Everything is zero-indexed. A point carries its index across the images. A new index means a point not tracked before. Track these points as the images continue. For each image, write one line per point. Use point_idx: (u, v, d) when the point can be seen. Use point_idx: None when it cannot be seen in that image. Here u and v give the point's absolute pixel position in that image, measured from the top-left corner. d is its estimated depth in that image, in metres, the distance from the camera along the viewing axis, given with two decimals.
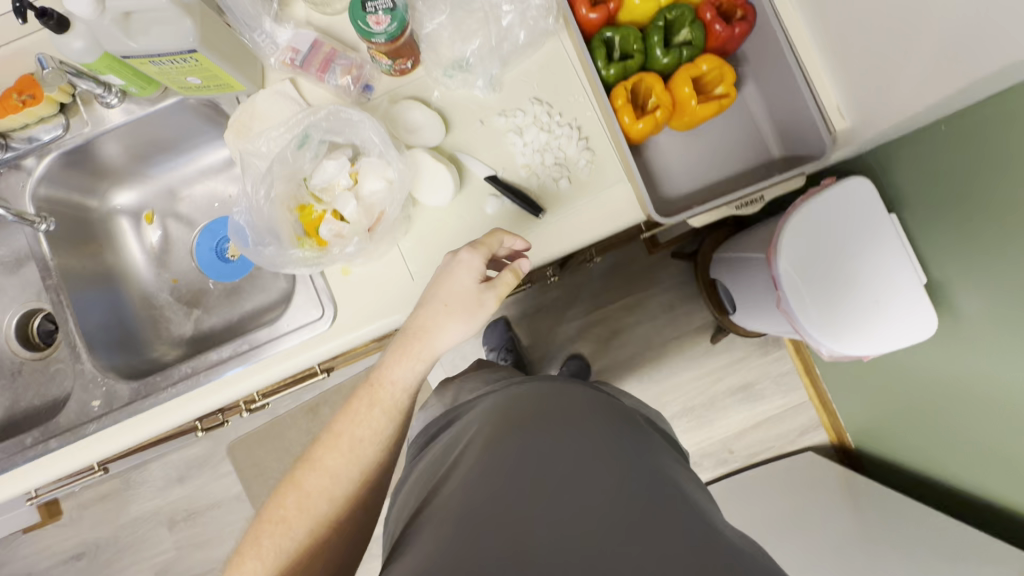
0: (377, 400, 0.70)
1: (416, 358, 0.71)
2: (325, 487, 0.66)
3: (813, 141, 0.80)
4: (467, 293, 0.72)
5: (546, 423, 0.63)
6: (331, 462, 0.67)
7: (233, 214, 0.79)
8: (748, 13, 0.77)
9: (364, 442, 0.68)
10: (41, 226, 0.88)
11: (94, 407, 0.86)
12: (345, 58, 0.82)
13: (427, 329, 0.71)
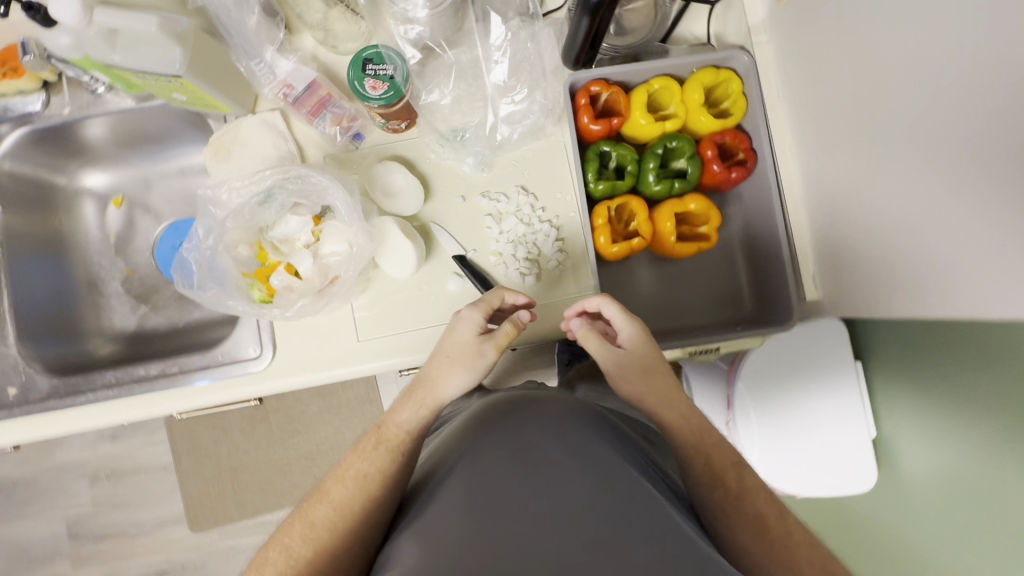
0: (379, 437, 0.65)
1: (423, 404, 0.68)
2: (319, 529, 0.59)
3: (783, 304, 0.77)
4: (471, 348, 0.68)
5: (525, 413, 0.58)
6: (325, 500, 0.61)
7: (182, 251, 0.78)
8: (750, 159, 0.77)
9: (358, 480, 0.61)
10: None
11: (8, 395, 0.83)
12: (339, 107, 0.80)
13: (435, 379, 0.68)
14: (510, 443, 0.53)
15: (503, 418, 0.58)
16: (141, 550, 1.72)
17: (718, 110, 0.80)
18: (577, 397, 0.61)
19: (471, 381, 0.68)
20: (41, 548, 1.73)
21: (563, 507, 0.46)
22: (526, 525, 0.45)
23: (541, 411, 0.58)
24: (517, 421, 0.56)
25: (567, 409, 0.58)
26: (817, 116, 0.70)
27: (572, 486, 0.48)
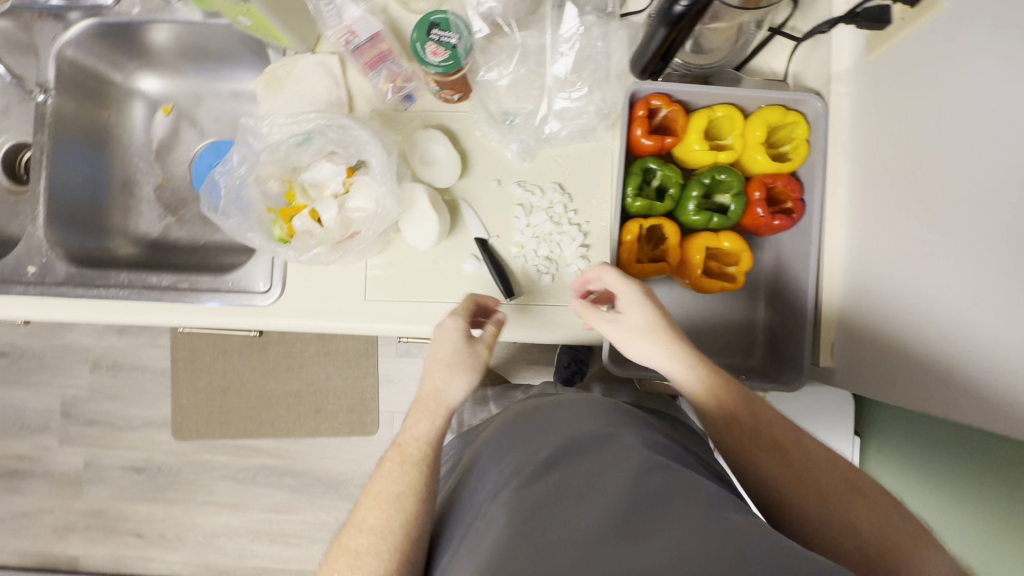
0: (399, 450, 0.64)
1: (433, 412, 0.67)
2: (358, 560, 0.57)
3: (796, 364, 0.75)
4: (458, 354, 0.69)
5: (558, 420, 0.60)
6: (360, 529, 0.59)
7: (215, 173, 0.80)
8: (796, 210, 0.75)
9: (387, 499, 0.60)
10: (37, 95, 0.88)
11: (28, 273, 0.86)
12: (397, 65, 0.79)
13: (443, 388, 0.67)
14: (543, 444, 0.57)
15: (536, 426, 0.61)
16: (122, 444, 1.78)
17: (777, 151, 0.77)
18: (603, 402, 0.64)
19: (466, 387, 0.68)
20: (34, 419, 1.80)
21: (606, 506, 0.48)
22: (566, 514, 0.48)
23: (574, 414, 0.61)
24: (552, 427, 0.59)
25: (594, 411, 0.61)
26: (880, 181, 0.67)
27: (609, 484, 0.50)
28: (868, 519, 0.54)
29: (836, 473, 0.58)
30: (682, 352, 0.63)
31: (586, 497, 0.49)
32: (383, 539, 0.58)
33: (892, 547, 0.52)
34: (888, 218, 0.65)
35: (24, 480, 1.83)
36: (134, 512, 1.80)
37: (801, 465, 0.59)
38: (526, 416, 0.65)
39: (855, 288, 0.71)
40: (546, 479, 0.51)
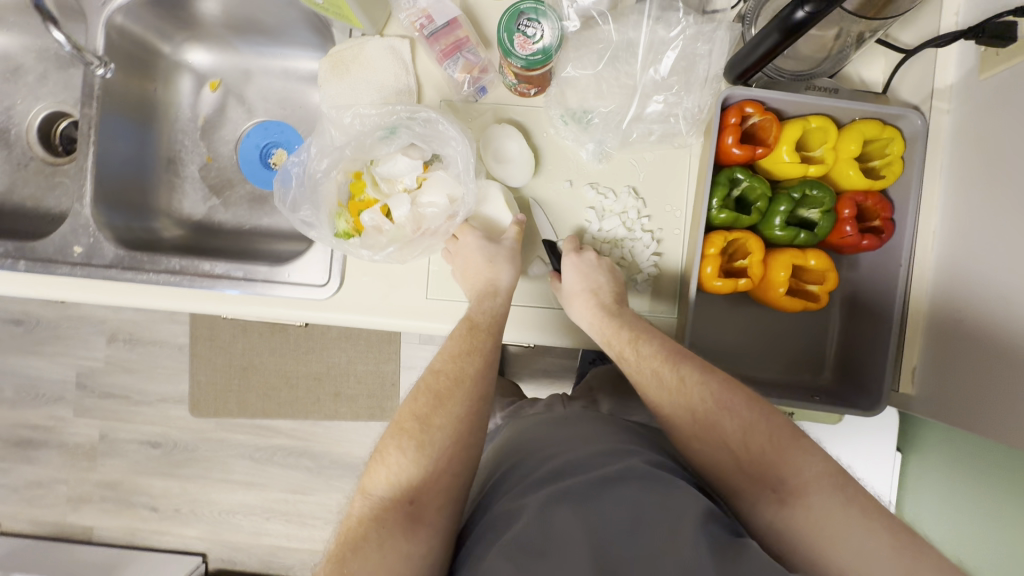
0: (443, 361, 0.70)
1: (474, 327, 0.71)
2: (405, 432, 0.65)
3: (873, 388, 0.72)
4: (492, 252, 0.73)
5: (576, 439, 0.69)
6: (408, 406, 0.68)
7: (285, 162, 0.78)
8: (887, 230, 0.72)
9: (433, 394, 0.68)
10: (97, 69, 0.82)
11: (74, 254, 0.82)
12: (474, 55, 0.74)
13: (486, 279, 0.71)
14: (556, 465, 0.64)
15: (554, 444, 0.68)
16: (139, 417, 1.56)
17: (866, 167, 0.74)
18: (610, 428, 0.71)
19: (501, 301, 0.73)
20: (49, 389, 1.58)
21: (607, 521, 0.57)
22: (577, 543, 0.55)
23: (586, 438, 0.68)
24: (564, 448, 0.67)
25: (608, 437, 0.68)
26: (980, 208, 0.65)
27: (614, 500, 0.58)
28: (799, 467, 0.57)
29: (760, 426, 0.60)
30: (683, 370, 0.64)
31: (591, 519, 0.57)
32: (429, 429, 0.65)
33: (759, 455, 0.59)
34: (986, 248, 0.64)
35: (37, 449, 1.61)
36: (150, 486, 1.59)
37: (688, 392, 0.64)
38: (548, 434, 0.71)
39: (941, 315, 0.69)
40: (555, 499, 0.59)
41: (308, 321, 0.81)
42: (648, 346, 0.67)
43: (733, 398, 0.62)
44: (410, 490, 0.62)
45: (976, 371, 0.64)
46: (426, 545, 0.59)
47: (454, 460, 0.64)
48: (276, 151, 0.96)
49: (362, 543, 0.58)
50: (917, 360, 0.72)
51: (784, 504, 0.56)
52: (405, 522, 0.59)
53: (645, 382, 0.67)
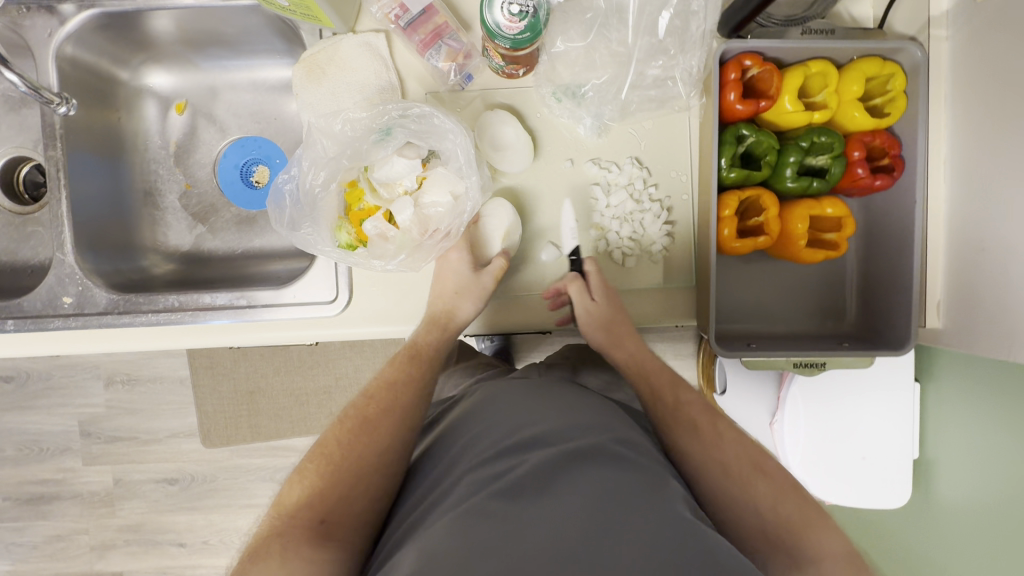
0: (391, 375, 0.73)
1: (418, 355, 0.74)
2: (332, 449, 0.65)
3: (898, 329, 0.72)
4: (467, 282, 0.74)
5: (538, 416, 0.64)
6: (335, 430, 0.67)
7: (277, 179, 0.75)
8: (897, 167, 0.70)
9: (365, 414, 0.68)
10: (58, 108, 0.77)
11: (64, 304, 0.79)
12: (457, 40, 0.71)
13: (447, 303, 0.73)
14: (511, 444, 0.60)
15: (510, 417, 0.64)
16: (152, 457, 1.51)
17: (869, 106, 0.73)
18: (563, 406, 0.67)
19: (446, 334, 0.75)
20: (53, 442, 1.53)
21: (568, 507, 0.52)
22: (523, 527, 0.50)
23: (544, 412, 0.65)
24: (522, 422, 0.63)
25: (568, 413, 0.65)
26: (987, 138, 0.64)
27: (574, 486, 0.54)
28: (818, 542, 0.59)
29: (790, 497, 0.63)
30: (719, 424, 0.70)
31: (550, 500, 0.53)
32: (363, 443, 0.64)
33: (785, 522, 0.61)
34: (1000, 178, 0.64)
35: (52, 503, 1.56)
36: (174, 524, 1.54)
37: (724, 447, 0.68)
38: (501, 404, 0.67)
39: (960, 250, 0.69)
40: (517, 476, 0.55)
41: (321, 340, 0.78)
42: (686, 393, 0.75)
43: (766, 464, 0.66)
44: (323, 507, 0.59)
45: (998, 301, 0.64)
46: (337, 558, 0.55)
47: (375, 481, 0.62)
48: (257, 168, 0.92)
49: (264, 557, 0.55)
50: (941, 294, 0.73)
51: (795, 566, 0.58)
52: (315, 536, 0.56)
53: (686, 425, 0.70)
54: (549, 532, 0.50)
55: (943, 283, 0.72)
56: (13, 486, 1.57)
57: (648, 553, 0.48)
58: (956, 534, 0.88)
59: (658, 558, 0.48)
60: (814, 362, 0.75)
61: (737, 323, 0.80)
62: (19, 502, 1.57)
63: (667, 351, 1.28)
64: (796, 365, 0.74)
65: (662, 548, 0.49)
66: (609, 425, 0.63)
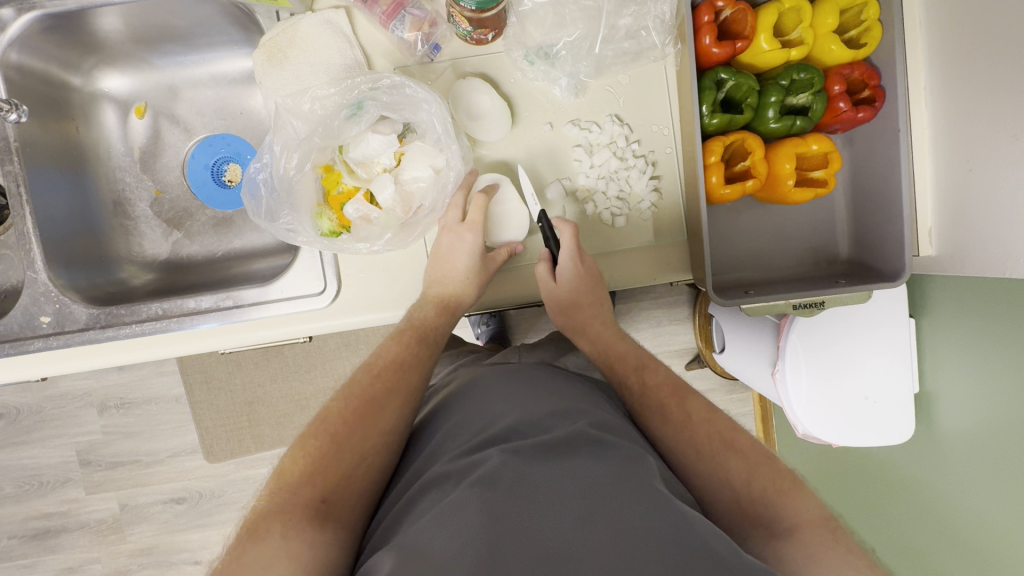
0: (390, 355, 0.69)
1: (423, 335, 0.71)
2: (328, 428, 0.61)
3: (892, 262, 0.72)
4: (475, 266, 0.71)
5: (521, 401, 0.61)
6: (336, 408, 0.63)
7: (250, 169, 0.73)
8: (879, 97, 0.70)
9: (369, 395, 0.64)
10: (8, 116, 0.73)
11: (42, 324, 0.75)
12: (420, 9, 0.68)
13: (451, 288, 0.71)
14: (495, 431, 0.56)
15: (487, 408, 0.61)
16: (156, 478, 1.48)
17: (844, 39, 0.72)
18: (547, 388, 0.64)
19: (449, 320, 0.73)
20: (53, 474, 1.50)
21: (553, 494, 0.48)
22: (509, 516, 0.47)
23: (524, 401, 0.61)
24: (499, 412, 0.59)
25: (550, 398, 0.61)
26: (962, 58, 0.65)
27: (561, 471, 0.50)
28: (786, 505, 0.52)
29: (764, 470, 0.56)
30: (689, 403, 0.63)
31: (528, 490, 0.49)
32: (365, 424, 0.61)
33: (757, 494, 0.54)
34: (980, 97, 0.64)
35: (59, 536, 1.53)
36: (187, 543, 1.52)
37: (695, 428, 0.61)
38: (480, 396, 0.64)
39: (948, 176, 0.70)
40: (492, 466, 0.51)
41: (314, 334, 0.76)
42: (654, 376, 0.68)
43: (737, 437, 0.59)
44: (324, 486, 0.56)
45: (989, 220, 0.65)
46: (334, 541, 0.52)
47: (373, 461, 0.60)
48: (228, 166, 0.89)
49: (262, 535, 0.51)
50: (930, 221, 0.73)
51: (777, 538, 0.51)
52: (315, 517, 0.53)
53: (651, 408, 0.65)
54: (526, 527, 0.46)
55: (932, 211, 0.73)
56: (17, 523, 1.54)
57: (630, 546, 0.44)
58: (966, 460, 0.87)
59: (639, 551, 0.44)
60: (812, 302, 0.75)
61: (732, 272, 0.80)
62: (25, 538, 1.55)
63: (663, 314, 1.28)
64: (796, 307, 0.74)
65: (643, 538, 0.45)
66: (594, 409, 0.61)
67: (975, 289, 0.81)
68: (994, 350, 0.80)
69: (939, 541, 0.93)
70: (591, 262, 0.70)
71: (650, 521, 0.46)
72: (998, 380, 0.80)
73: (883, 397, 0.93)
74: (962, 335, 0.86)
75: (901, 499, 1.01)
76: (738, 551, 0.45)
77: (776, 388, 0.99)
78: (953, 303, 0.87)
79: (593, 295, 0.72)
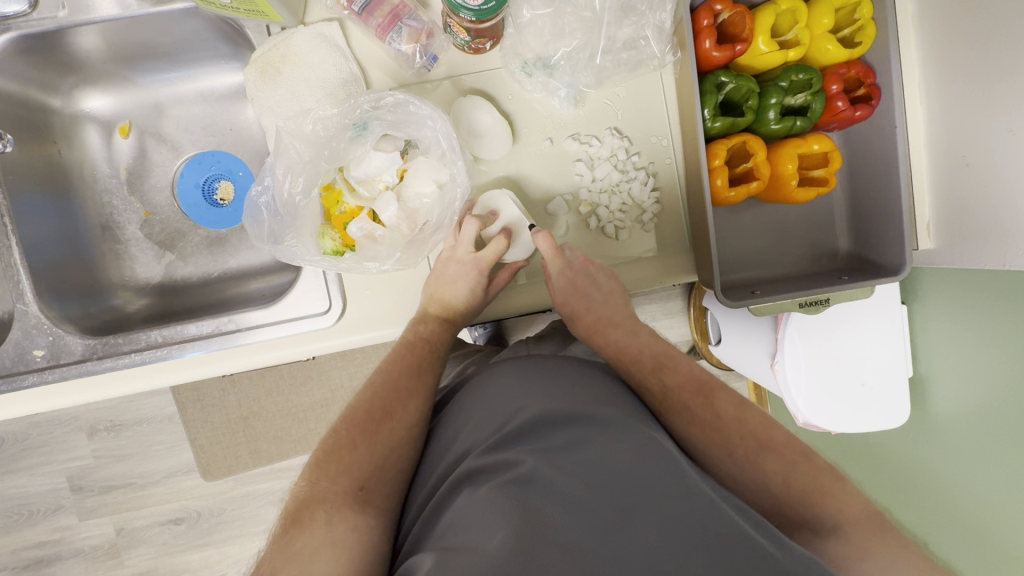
0: (402, 356, 0.67)
1: (432, 346, 0.69)
2: (355, 422, 0.60)
3: (893, 256, 0.73)
4: (474, 298, 0.71)
5: (544, 386, 0.59)
6: (360, 405, 0.62)
7: (250, 192, 0.72)
8: (874, 95, 0.71)
9: (391, 391, 0.63)
10: None
11: (36, 358, 0.73)
12: (416, 19, 0.67)
13: (451, 309, 0.71)
14: (520, 421, 0.54)
15: (513, 394, 0.58)
16: (152, 500, 1.45)
17: (838, 38, 0.72)
18: (569, 373, 0.62)
19: (453, 331, 0.72)
20: (42, 502, 1.45)
21: (589, 492, 0.48)
22: (550, 511, 0.47)
23: (553, 386, 0.59)
24: (523, 399, 0.57)
25: (577, 384, 0.60)
26: (956, 59, 0.67)
27: (594, 467, 0.50)
28: (804, 503, 0.53)
29: (802, 468, 0.56)
30: (717, 403, 0.62)
31: (567, 488, 0.48)
32: (391, 419, 0.60)
33: (781, 490, 0.55)
34: (974, 96, 0.66)
35: (53, 565, 1.49)
36: (188, 564, 1.49)
37: (727, 431, 0.60)
38: (501, 381, 0.61)
39: (943, 171, 0.72)
40: (528, 465, 0.50)
41: (318, 355, 0.74)
42: (674, 376, 0.65)
43: (772, 435, 0.59)
44: (362, 474, 0.56)
45: (987, 213, 0.67)
46: (377, 527, 0.52)
47: (403, 452, 0.59)
48: (220, 184, 0.87)
49: (306, 525, 0.51)
50: (928, 213, 0.75)
51: (803, 534, 0.53)
52: (356, 505, 0.53)
53: (676, 411, 0.63)
54: (570, 522, 0.46)
55: (931, 202, 0.74)
56: (10, 554, 1.49)
57: (672, 544, 0.45)
58: (961, 439, 0.89)
59: (681, 541, 0.45)
60: (818, 299, 0.76)
61: (737, 271, 0.80)
62: (17, 569, 1.50)
63: (659, 310, 1.29)
64: (802, 305, 0.76)
65: (687, 529, 0.45)
66: (617, 396, 0.59)
67: (963, 275, 0.83)
68: (983, 333, 0.82)
69: (940, 519, 0.95)
70: (598, 264, 0.73)
71: (695, 510, 0.46)
72: (990, 361, 0.82)
73: (881, 383, 0.95)
74: (953, 320, 0.88)
75: (901, 481, 1.03)
76: (782, 544, 0.46)
77: (775, 377, 1.00)
78: (943, 290, 0.89)
79: (588, 284, 0.71)
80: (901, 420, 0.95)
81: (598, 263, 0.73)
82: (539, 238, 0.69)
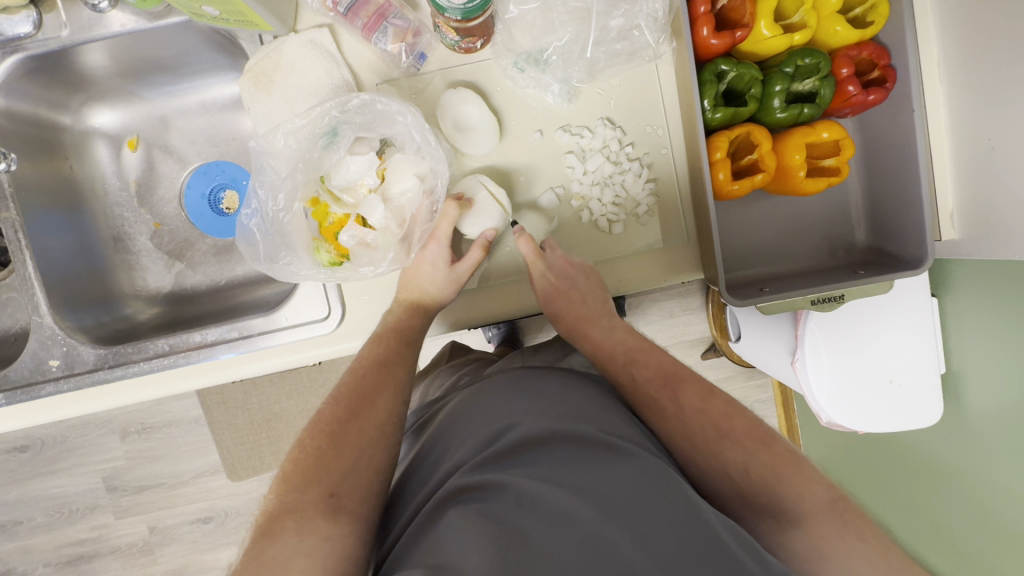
0: (372, 353, 0.66)
1: (402, 335, 0.68)
2: (324, 427, 0.60)
3: (911, 248, 0.69)
4: (441, 277, 0.69)
5: (533, 404, 0.58)
6: (329, 408, 0.62)
7: (240, 217, 0.72)
8: (889, 77, 0.66)
9: (359, 391, 0.63)
10: None
11: (52, 367, 0.75)
12: (402, 18, 0.66)
13: (420, 294, 0.69)
14: (511, 439, 0.54)
15: (502, 413, 0.58)
16: (181, 499, 1.50)
17: (849, 18, 0.68)
18: (556, 388, 0.61)
19: (425, 319, 0.69)
20: (81, 502, 1.52)
21: (576, 510, 0.47)
22: (533, 532, 0.46)
23: (542, 403, 0.58)
24: (517, 415, 0.57)
25: (566, 401, 0.59)
26: (979, 36, 0.62)
27: (581, 487, 0.49)
28: (811, 504, 0.52)
29: (778, 450, 0.55)
30: (683, 392, 0.61)
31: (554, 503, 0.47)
32: (360, 420, 0.60)
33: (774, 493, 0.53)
34: (998, 74, 0.62)
35: (92, 561, 1.55)
36: (216, 561, 1.53)
37: (689, 421, 0.59)
38: (488, 399, 0.61)
39: (967, 157, 0.67)
40: (516, 489, 0.49)
41: (326, 359, 0.74)
42: (646, 368, 0.65)
43: (732, 425, 0.57)
44: (331, 480, 0.55)
45: (1016, 201, 0.62)
46: (351, 534, 0.53)
47: (373, 454, 0.58)
48: (226, 194, 0.88)
49: (276, 535, 0.51)
50: (951, 202, 0.70)
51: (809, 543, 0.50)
52: (327, 514, 0.53)
53: (646, 406, 0.63)
54: (556, 540, 0.45)
55: (953, 190, 0.70)
56: (51, 551, 1.56)
57: (659, 558, 0.44)
58: (995, 440, 0.84)
59: (665, 559, 0.44)
60: (832, 296, 0.73)
61: (747, 269, 0.77)
62: (59, 565, 1.56)
63: (676, 306, 1.25)
64: (815, 303, 0.72)
65: (676, 553, 0.44)
66: (605, 410, 0.58)
67: (995, 265, 0.78)
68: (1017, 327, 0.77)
69: (974, 524, 0.90)
70: (585, 265, 0.70)
71: (680, 533, 0.45)
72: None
73: (908, 381, 0.90)
74: (984, 314, 0.83)
75: (931, 484, 0.97)
76: (763, 556, 0.45)
77: (795, 375, 0.96)
78: (972, 282, 0.83)
79: (572, 289, 0.69)
80: (932, 420, 0.90)
81: (578, 261, 0.69)
82: (518, 240, 0.68)
